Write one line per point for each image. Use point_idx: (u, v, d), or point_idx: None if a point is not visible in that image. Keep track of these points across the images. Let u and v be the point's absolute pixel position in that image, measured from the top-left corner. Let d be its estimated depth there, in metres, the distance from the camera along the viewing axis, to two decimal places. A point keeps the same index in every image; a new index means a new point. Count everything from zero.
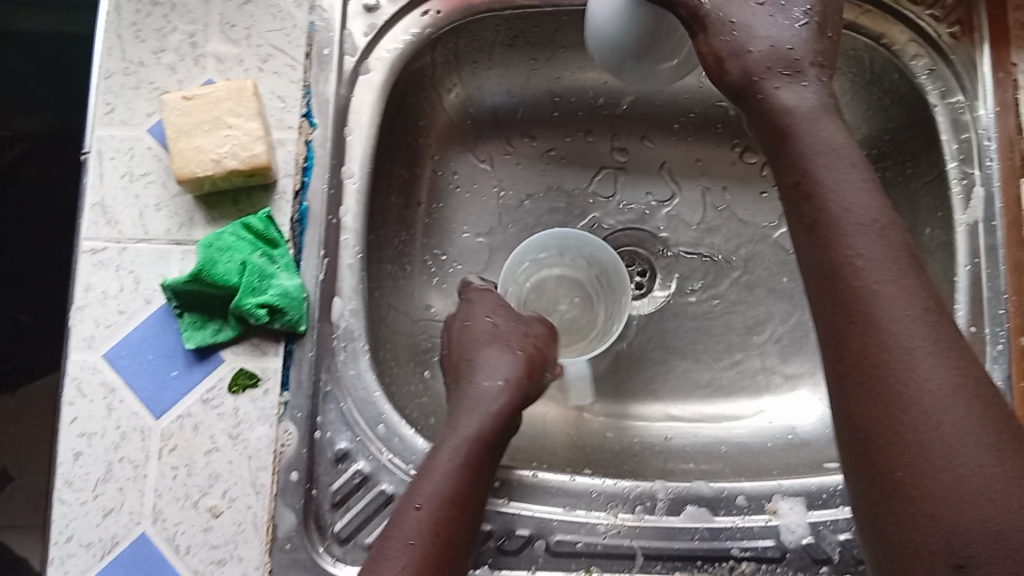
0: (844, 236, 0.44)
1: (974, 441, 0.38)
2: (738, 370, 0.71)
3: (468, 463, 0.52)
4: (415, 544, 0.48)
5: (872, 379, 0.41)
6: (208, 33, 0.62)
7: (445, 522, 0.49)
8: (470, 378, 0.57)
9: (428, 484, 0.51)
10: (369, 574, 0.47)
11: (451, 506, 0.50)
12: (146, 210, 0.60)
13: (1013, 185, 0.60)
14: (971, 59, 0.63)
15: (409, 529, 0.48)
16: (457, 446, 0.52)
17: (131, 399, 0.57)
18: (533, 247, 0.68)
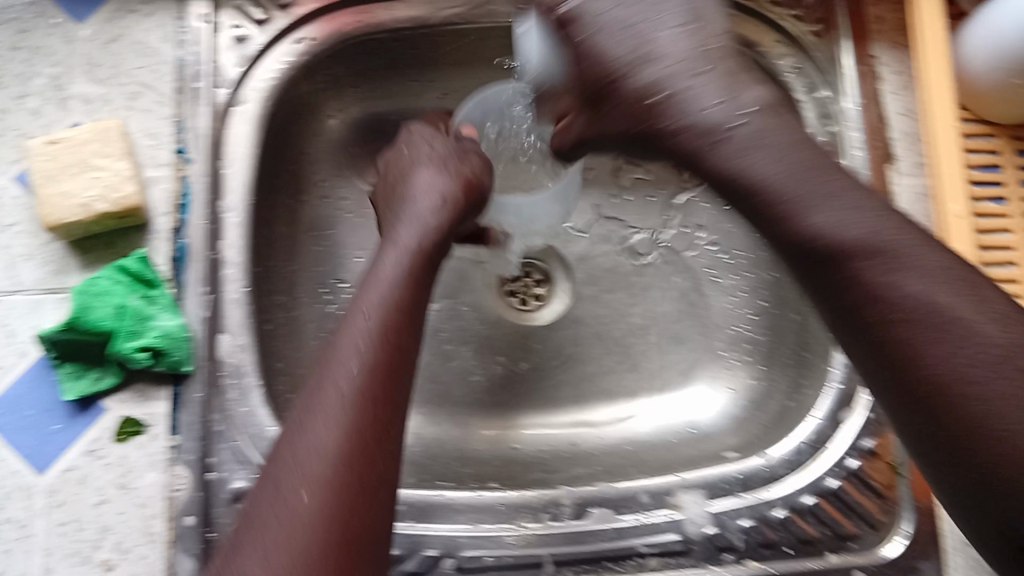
0: (786, 192, 0.42)
1: (1020, 372, 0.36)
2: (637, 371, 0.75)
3: (399, 303, 0.47)
4: (349, 392, 0.42)
5: (891, 339, 0.39)
6: (73, 75, 0.62)
7: (385, 361, 0.44)
8: (405, 195, 0.55)
9: (359, 318, 0.46)
10: (307, 424, 0.42)
11: (388, 341, 0.45)
12: (16, 260, 0.59)
13: (879, 171, 0.67)
14: (833, 56, 0.69)
15: (350, 349, 0.44)
16: (383, 283, 0.48)
17: (14, 457, 0.56)
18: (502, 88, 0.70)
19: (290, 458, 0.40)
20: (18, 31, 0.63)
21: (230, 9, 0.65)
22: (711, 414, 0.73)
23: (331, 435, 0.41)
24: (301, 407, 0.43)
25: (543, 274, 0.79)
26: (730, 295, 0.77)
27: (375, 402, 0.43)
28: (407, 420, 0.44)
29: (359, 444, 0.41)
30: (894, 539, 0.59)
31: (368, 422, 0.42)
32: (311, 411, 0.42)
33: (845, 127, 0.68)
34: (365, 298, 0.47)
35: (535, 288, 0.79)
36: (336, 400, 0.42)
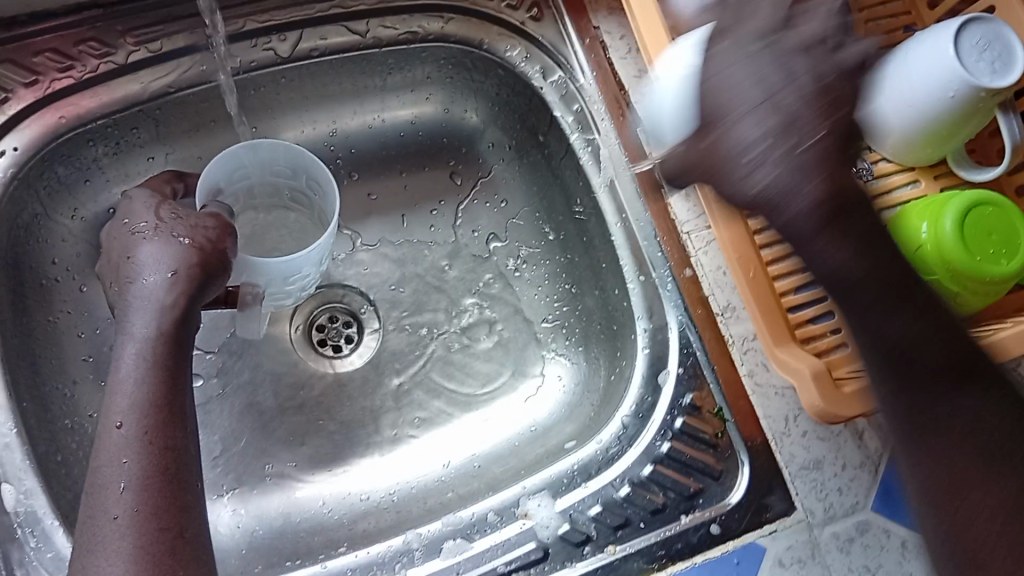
0: (732, 166, 0.44)
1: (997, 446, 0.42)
2: (465, 383, 0.75)
3: (157, 402, 0.47)
4: (129, 487, 0.44)
5: (895, 367, 0.43)
6: None
7: (156, 468, 0.45)
8: (132, 277, 0.52)
9: (114, 439, 0.45)
10: (85, 562, 0.42)
11: (151, 447, 0.46)
12: None
13: (628, 136, 0.69)
14: (557, 33, 0.70)
15: (115, 450, 0.45)
16: (130, 387, 0.47)
17: None
18: (226, 169, 0.63)
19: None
20: None
21: None
22: (546, 410, 0.73)
23: (123, 564, 0.42)
24: (84, 538, 0.43)
25: (348, 315, 0.77)
26: (539, 283, 0.77)
27: (159, 497, 0.44)
28: (199, 489, 0.47)
29: (143, 554, 0.42)
30: (736, 486, 0.60)
31: (148, 521, 0.43)
32: (98, 544, 0.43)
33: (586, 104, 0.70)
34: (117, 407, 0.47)
35: (344, 330, 0.76)
36: (118, 524, 0.43)
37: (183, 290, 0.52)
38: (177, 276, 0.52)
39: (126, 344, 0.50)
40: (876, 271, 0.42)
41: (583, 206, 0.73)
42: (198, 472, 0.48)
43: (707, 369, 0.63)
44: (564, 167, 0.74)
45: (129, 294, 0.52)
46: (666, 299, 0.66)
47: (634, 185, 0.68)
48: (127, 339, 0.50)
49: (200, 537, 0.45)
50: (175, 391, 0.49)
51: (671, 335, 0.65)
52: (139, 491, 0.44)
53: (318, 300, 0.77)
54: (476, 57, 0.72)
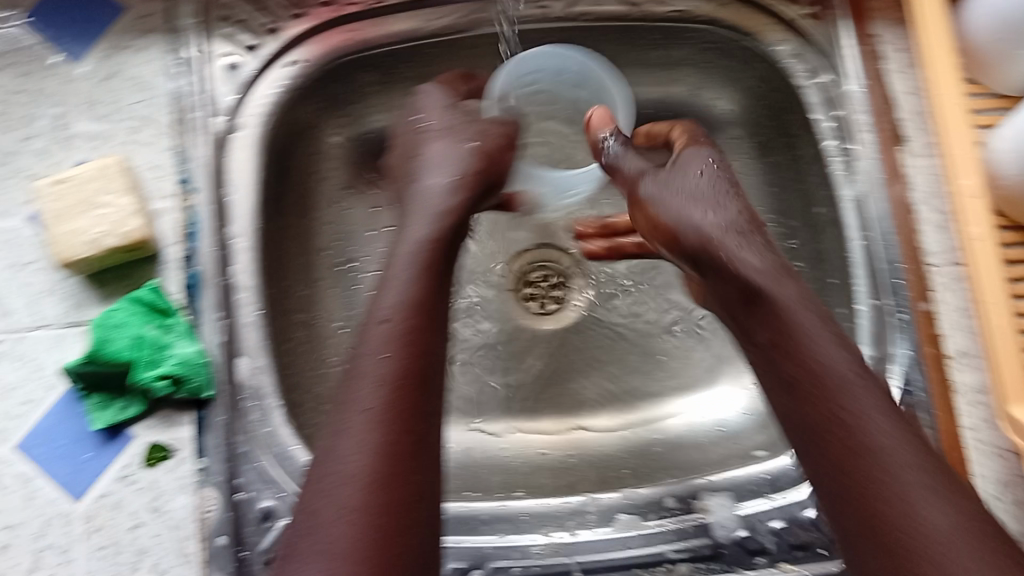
0: (794, 326, 0.49)
1: (943, 522, 0.40)
2: (661, 370, 0.74)
3: (423, 313, 0.50)
4: (380, 383, 0.47)
5: (847, 464, 0.44)
6: (73, 112, 0.62)
7: (408, 369, 0.48)
8: (418, 176, 0.58)
9: (377, 332, 0.49)
10: (330, 441, 0.46)
11: (406, 348, 0.48)
12: (37, 296, 0.60)
13: (889, 152, 0.66)
14: (833, 37, 0.68)
15: (377, 342, 0.48)
16: (406, 290, 0.50)
17: (49, 486, 0.57)
18: (514, 80, 0.66)
19: (327, 476, 0.45)
20: (18, 74, 0.63)
21: (223, 35, 0.65)
22: (736, 411, 0.72)
23: (366, 448, 0.45)
24: (334, 421, 0.47)
25: (558, 277, 0.78)
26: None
27: (406, 398, 0.47)
28: (438, 399, 0.49)
29: (383, 449, 0.45)
30: None
31: (391, 417, 0.46)
32: (344, 428, 0.46)
33: (850, 112, 0.67)
34: (385, 312, 0.50)
35: (552, 290, 0.77)
36: (369, 415, 0.46)
37: (464, 195, 0.56)
38: (461, 181, 0.57)
39: (403, 244, 0.53)
40: (830, 329, 0.49)
41: (821, 217, 0.70)
42: (440, 382, 0.50)
43: (926, 411, 0.60)
44: (810, 172, 0.71)
45: (420, 192, 0.57)
46: (896, 327, 0.63)
47: (885, 206, 0.65)
48: (405, 240, 0.53)
49: (431, 445, 0.47)
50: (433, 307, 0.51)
51: (895, 369, 0.62)
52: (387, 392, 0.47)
53: (532, 256, 0.78)
54: (737, 47, 0.72)
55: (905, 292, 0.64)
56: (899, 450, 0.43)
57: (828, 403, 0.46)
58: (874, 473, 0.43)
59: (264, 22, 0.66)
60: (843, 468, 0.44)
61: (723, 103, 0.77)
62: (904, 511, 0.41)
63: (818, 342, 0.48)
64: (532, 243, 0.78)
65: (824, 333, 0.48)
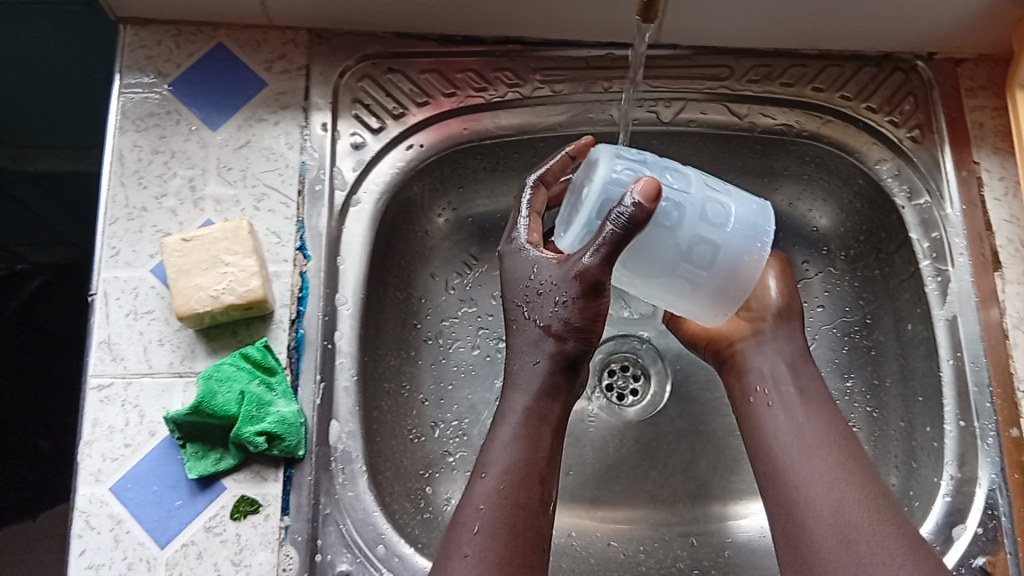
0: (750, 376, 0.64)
1: (861, 516, 0.52)
2: (736, 475, 0.74)
3: (546, 477, 0.53)
4: (481, 533, 0.49)
5: (778, 491, 0.57)
6: (206, 177, 0.67)
7: (507, 523, 0.50)
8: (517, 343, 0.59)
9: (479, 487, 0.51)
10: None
11: (506, 502, 0.50)
12: (149, 345, 0.63)
13: (985, 277, 0.67)
14: (934, 160, 0.70)
15: (480, 493, 0.51)
16: (511, 467, 0.52)
17: (137, 530, 0.59)
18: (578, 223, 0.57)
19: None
20: (158, 137, 0.68)
21: (350, 117, 0.70)
22: None
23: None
24: (445, 571, 0.49)
25: (639, 369, 0.79)
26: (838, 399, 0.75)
27: (507, 543, 0.49)
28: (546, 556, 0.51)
29: None
30: None
31: (495, 563, 0.48)
32: (460, 562, 0.49)
33: (946, 233, 0.68)
34: (500, 479, 0.51)
35: (633, 382, 0.78)
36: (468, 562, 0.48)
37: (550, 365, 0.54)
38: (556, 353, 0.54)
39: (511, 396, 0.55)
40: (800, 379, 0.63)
41: (912, 334, 0.70)
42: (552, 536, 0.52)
43: (1009, 537, 0.61)
44: (902, 289, 0.72)
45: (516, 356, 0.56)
46: (982, 451, 0.63)
47: (977, 328, 0.66)
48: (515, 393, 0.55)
49: None
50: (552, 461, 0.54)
51: (979, 492, 0.62)
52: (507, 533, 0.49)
53: (611, 347, 0.79)
54: (843, 162, 0.73)
55: (993, 414, 0.64)
56: (828, 498, 0.55)
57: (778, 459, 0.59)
58: (840, 525, 0.52)
59: (391, 108, 0.71)
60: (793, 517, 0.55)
61: (821, 217, 0.78)
62: (844, 549, 0.51)
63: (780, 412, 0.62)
64: (611, 336, 0.79)
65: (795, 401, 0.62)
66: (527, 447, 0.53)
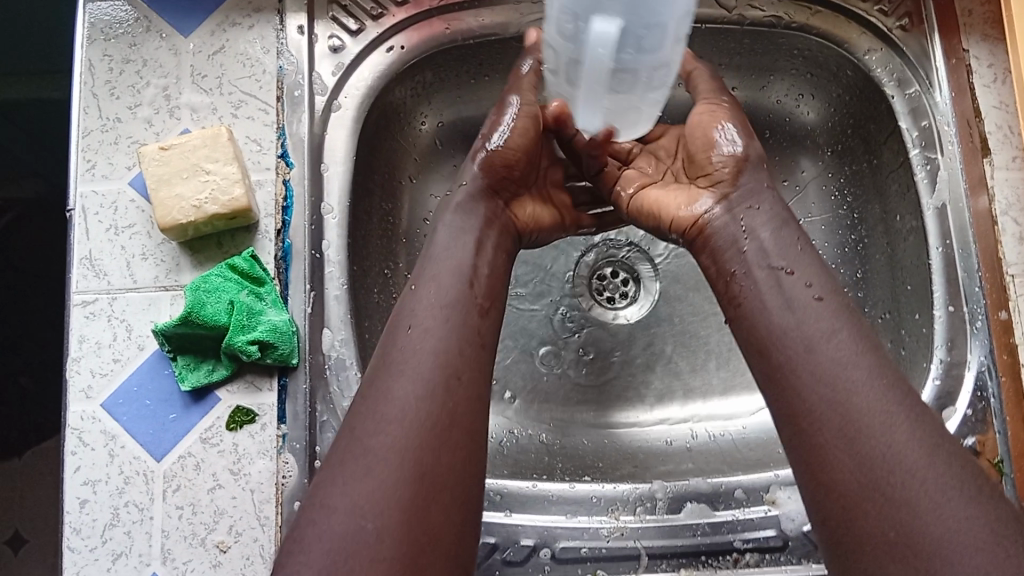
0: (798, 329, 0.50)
1: (895, 425, 0.44)
2: (726, 370, 0.73)
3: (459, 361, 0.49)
4: (421, 362, 0.48)
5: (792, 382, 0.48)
6: (181, 85, 0.65)
7: (446, 359, 0.49)
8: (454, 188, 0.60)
9: (420, 324, 0.51)
10: (363, 411, 0.47)
11: (447, 343, 0.49)
12: (132, 260, 0.61)
13: (975, 164, 0.67)
14: (923, 49, 0.69)
15: (418, 332, 0.50)
16: (432, 303, 0.52)
17: (132, 445, 0.58)
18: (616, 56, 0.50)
19: (361, 448, 0.45)
20: (128, 45, 0.65)
21: (327, 19, 0.68)
22: None
23: (395, 428, 0.46)
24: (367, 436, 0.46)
25: (627, 271, 0.76)
26: None
27: (440, 395, 0.47)
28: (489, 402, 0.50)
29: (420, 430, 0.46)
30: None
31: (435, 393, 0.47)
32: (385, 394, 0.48)
33: (936, 121, 0.68)
34: (447, 283, 0.53)
35: (623, 287, 0.76)
36: (407, 392, 0.47)
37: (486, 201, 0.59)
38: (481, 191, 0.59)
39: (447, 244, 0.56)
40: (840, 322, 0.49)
41: (900, 225, 0.70)
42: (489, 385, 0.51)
43: (997, 417, 0.62)
44: (891, 181, 0.71)
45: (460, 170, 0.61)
46: (970, 334, 0.64)
47: (967, 216, 0.66)
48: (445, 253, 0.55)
49: (474, 434, 0.48)
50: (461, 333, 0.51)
51: (968, 374, 0.63)
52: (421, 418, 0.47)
53: (595, 253, 0.77)
54: (832, 54, 0.72)
55: (982, 299, 0.64)
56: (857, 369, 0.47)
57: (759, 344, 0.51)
58: (846, 417, 0.45)
59: (369, 9, 0.68)
60: (775, 378, 0.49)
61: (808, 112, 0.78)
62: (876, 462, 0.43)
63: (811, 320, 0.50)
64: (594, 241, 0.77)
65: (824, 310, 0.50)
66: (467, 263, 0.54)
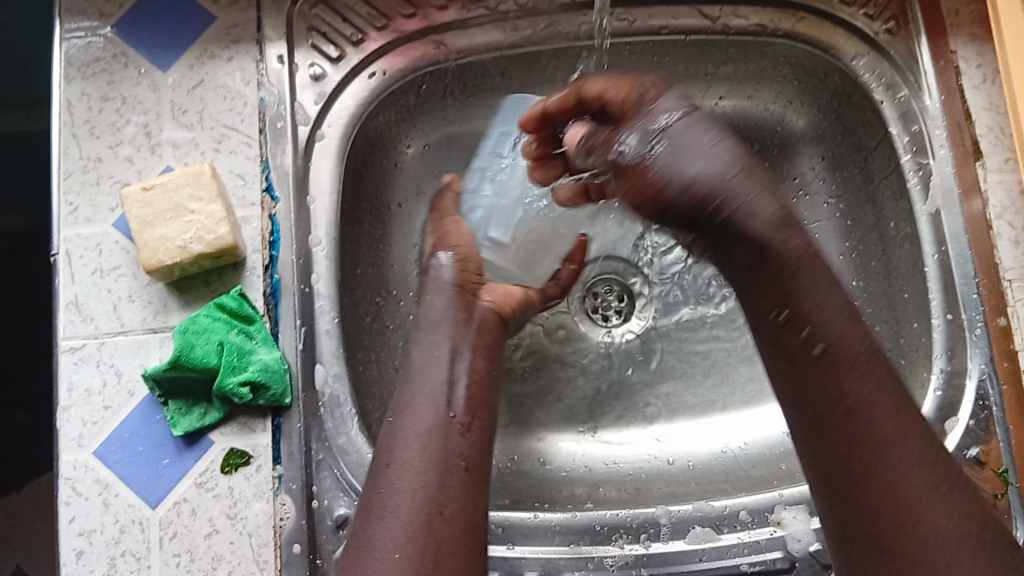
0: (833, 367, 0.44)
1: (920, 468, 0.42)
2: (724, 385, 0.72)
3: (474, 399, 0.52)
4: (420, 478, 0.47)
5: (816, 421, 0.44)
6: (162, 121, 0.64)
7: (442, 468, 0.48)
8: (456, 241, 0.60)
9: (424, 416, 0.50)
10: (360, 528, 0.46)
11: (443, 453, 0.48)
12: (119, 302, 0.60)
13: (967, 168, 0.66)
14: (911, 52, 0.68)
15: (422, 435, 0.49)
16: (428, 392, 0.51)
17: (126, 492, 0.57)
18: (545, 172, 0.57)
19: (361, 559, 0.45)
20: (107, 83, 0.64)
21: (307, 47, 0.67)
22: None
23: (394, 537, 0.45)
24: (377, 504, 0.47)
25: (622, 290, 0.76)
26: None
27: (448, 500, 0.47)
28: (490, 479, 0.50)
29: (420, 543, 0.45)
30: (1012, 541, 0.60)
31: (437, 491, 0.47)
32: (390, 498, 0.47)
33: (927, 125, 0.67)
34: (424, 404, 0.50)
35: (615, 304, 0.75)
36: (406, 496, 0.46)
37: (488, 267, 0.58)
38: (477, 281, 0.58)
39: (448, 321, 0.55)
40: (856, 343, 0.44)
41: (895, 231, 0.70)
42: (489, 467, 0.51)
43: (1000, 425, 0.61)
44: (884, 186, 0.70)
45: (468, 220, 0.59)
46: (970, 342, 0.63)
47: (962, 221, 0.65)
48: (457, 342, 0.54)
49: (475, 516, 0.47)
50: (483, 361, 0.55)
51: (969, 383, 0.63)
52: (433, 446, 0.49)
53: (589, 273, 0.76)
54: (819, 60, 0.71)
55: (981, 305, 0.63)
56: (888, 421, 0.42)
57: (836, 376, 0.43)
58: (870, 462, 0.42)
59: (349, 35, 0.67)
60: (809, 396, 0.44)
61: (797, 119, 0.77)
62: (904, 513, 0.41)
63: (815, 305, 0.44)
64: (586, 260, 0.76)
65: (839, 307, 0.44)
66: (446, 365, 0.53)
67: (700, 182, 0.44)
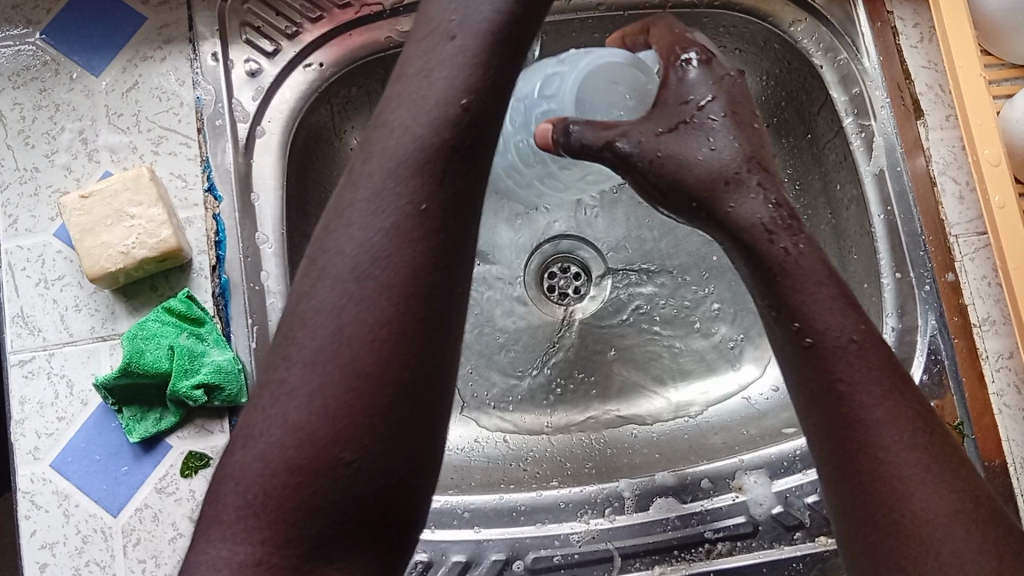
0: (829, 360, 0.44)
1: (918, 453, 0.42)
2: (684, 356, 0.73)
3: (423, 229, 0.39)
4: (350, 293, 0.38)
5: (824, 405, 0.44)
6: (97, 126, 0.63)
7: (382, 287, 0.38)
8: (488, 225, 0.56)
9: (361, 218, 0.39)
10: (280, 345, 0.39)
11: (394, 269, 0.38)
12: (66, 312, 0.59)
13: (910, 127, 0.67)
14: (847, 15, 0.69)
15: (360, 235, 0.39)
16: (370, 203, 0.39)
17: (86, 502, 0.57)
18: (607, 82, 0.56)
19: (264, 396, 0.38)
20: (38, 91, 0.63)
21: (241, 43, 0.66)
22: (766, 390, 0.70)
23: (306, 381, 0.38)
24: (292, 327, 0.39)
25: (579, 266, 0.76)
26: None
27: (371, 343, 0.38)
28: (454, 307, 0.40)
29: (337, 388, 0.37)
30: None
31: (373, 335, 0.38)
32: (307, 322, 0.38)
33: (867, 87, 0.68)
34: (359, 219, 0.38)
35: (573, 282, 0.76)
36: (327, 332, 0.38)
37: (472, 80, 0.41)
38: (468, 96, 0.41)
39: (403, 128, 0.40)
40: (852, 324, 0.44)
41: (842, 194, 0.70)
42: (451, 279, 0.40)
43: (953, 378, 0.62)
44: (829, 150, 0.71)
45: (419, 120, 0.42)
46: (921, 299, 0.64)
47: (907, 180, 0.66)
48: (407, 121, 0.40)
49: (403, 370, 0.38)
50: (455, 184, 0.40)
51: (921, 339, 0.63)
52: (363, 328, 0.37)
53: (545, 252, 0.76)
54: (757, 28, 0.71)
55: (928, 262, 0.64)
56: (886, 404, 0.43)
57: (826, 369, 0.44)
58: (868, 448, 0.42)
59: (283, 27, 0.66)
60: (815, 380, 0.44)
61: None
62: (900, 495, 0.42)
63: (821, 312, 0.44)
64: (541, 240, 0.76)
65: (834, 300, 0.45)
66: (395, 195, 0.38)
67: (697, 178, 0.49)
